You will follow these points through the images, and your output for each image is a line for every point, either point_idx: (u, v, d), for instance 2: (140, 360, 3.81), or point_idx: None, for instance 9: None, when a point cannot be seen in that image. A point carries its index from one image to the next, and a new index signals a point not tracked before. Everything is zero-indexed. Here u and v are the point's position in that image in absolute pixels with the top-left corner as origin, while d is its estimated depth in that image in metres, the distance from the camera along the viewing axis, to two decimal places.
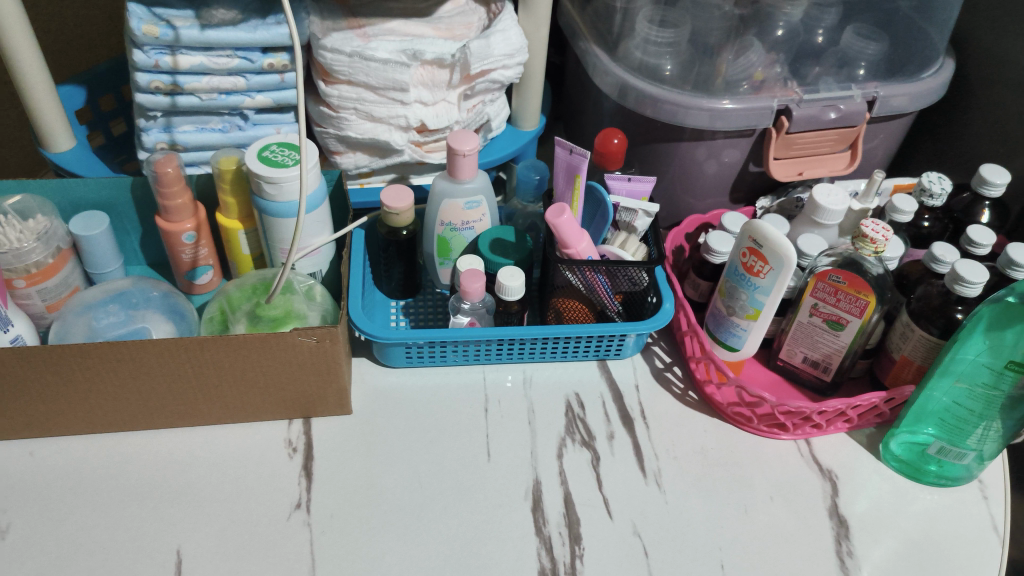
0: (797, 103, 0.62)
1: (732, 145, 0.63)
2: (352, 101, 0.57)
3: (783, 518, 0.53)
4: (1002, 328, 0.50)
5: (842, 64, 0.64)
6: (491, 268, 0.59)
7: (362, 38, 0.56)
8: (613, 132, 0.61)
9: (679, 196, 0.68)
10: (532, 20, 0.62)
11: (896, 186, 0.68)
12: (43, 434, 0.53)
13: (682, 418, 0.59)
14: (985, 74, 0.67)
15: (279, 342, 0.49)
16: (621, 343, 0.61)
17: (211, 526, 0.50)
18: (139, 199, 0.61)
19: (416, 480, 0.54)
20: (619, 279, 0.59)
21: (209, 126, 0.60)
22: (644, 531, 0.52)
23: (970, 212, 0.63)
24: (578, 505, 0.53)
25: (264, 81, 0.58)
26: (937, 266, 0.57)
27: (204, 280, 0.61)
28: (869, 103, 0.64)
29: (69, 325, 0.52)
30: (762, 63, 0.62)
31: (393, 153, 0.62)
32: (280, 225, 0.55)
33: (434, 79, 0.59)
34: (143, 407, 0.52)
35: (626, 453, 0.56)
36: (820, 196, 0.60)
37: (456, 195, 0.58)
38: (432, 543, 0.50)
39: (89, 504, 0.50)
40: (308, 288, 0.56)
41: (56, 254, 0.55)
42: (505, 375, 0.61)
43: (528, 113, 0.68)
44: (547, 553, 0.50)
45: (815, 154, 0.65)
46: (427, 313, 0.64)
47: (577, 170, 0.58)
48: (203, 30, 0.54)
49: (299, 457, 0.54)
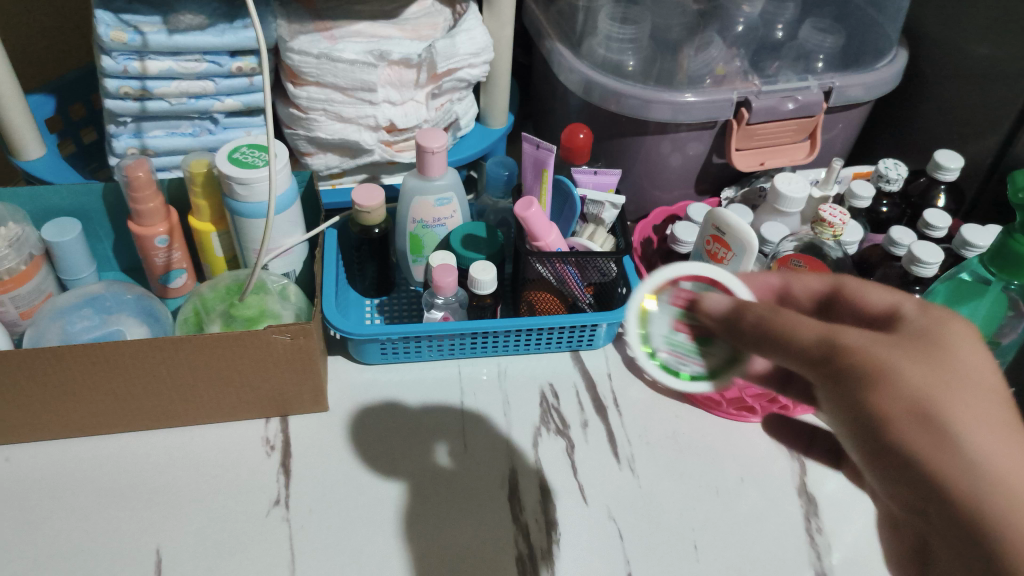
0: (756, 94, 0.63)
1: (696, 139, 0.65)
2: (320, 103, 0.58)
3: (754, 498, 0.55)
4: (957, 305, 0.53)
5: (800, 57, 0.66)
6: (462, 263, 0.60)
7: (329, 40, 0.57)
8: (579, 127, 0.62)
9: (646, 189, 0.69)
10: (496, 20, 0.63)
11: (856, 174, 0.70)
12: (18, 440, 0.53)
13: (654, 405, 0.60)
14: (936, 65, 0.69)
15: (253, 340, 0.49)
16: (593, 333, 0.62)
17: (190, 525, 0.50)
18: (111, 205, 0.61)
19: (394, 474, 0.54)
20: (588, 270, 0.60)
21: (179, 131, 0.61)
22: (619, 515, 0.53)
23: (926, 197, 0.66)
24: (554, 493, 0.54)
25: (234, 84, 0.59)
26: (895, 249, 0.59)
27: (178, 283, 0.62)
28: (826, 94, 0.65)
29: (43, 330, 0.52)
30: (722, 58, 0.64)
31: (363, 153, 0.63)
32: (252, 225, 0.56)
33: (401, 79, 0.60)
34: (120, 409, 0.53)
35: (600, 439, 0.58)
36: (782, 184, 0.61)
37: (426, 192, 0.59)
38: (411, 534, 0.51)
39: (67, 508, 0.51)
40: (282, 287, 0.57)
41: (28, 261, 0.55)
42: (479, 369, 0.62)
43: (496, 112, 0.69)
44: (525, 540, 0.51)
45: (776, 144, 0.67)
46: (401, 310, 0.65)
47: (545, 164, 0.60)
48: (170, 35, 0.55)
49: (277, 454, 0.55)
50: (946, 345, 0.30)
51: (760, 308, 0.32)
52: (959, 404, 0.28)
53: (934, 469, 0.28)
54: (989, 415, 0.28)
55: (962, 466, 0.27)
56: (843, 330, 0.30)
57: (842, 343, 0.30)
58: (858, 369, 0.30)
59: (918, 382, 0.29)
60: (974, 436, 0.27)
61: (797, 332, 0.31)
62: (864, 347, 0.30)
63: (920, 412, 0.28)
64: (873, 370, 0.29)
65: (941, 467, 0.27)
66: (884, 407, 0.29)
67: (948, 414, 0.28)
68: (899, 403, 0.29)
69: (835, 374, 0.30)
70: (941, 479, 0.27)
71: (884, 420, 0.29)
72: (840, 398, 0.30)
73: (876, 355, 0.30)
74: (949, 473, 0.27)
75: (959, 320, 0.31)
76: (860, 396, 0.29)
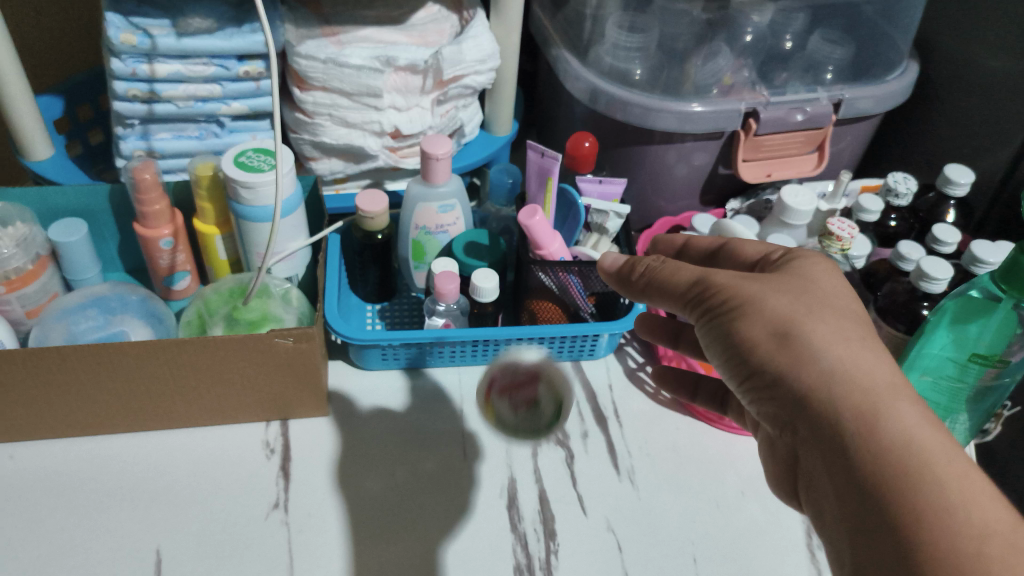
0: (765, 105, 0.63)
1: (702, 149, 0.65)
2: (326, 107, 0.58)
3: (755, 512, 0.54)
4: (965, 322, 0.52)
5: (809, 68, 0.66)
6: (465, 270, 0.60)
7: (336, 45, 0.58)
8: (584, 136, 0.62)
9: (650, 199, 0.69)
10: (503, 27, 0.63)
11: (864, 187, 0.69)
12: (22, 438, 0.54)
13: (655, 416, 0.60)
14: (947, 78, 0.68)
15: (257, 344, 0.49)
16: (594, 343, 0.62)
17: (190, 527, 0.50)
18: (117, 205, 0.62)
19: (393, 481, 0.54)
20: (591, 280, 0.59)
21: (186, 134, 0.61)
22: (618, 527, 0.53)
23: (934, 212, 0.65)
24: (553, 503, 0.54)
25: (240, 88, 0.59)
26: (903, 264, 0.58)
27: (182, 285, 0.62)
28: (835, 105, 0.65)
29: (48, 330, 0.52)
30: (730, 68, 0.64)
31: (367, 159, 0.62)
32: (256, 229, 0.56)
33: (407, 85, 0.60)
34: (122, 409, 0.53)
35: (600, 450, 0.57)
36: (788, 197, 0.61)
37: (430, 199, 0.59)
38: (412, 542, 0.51)
39: (69, 506, 0.51)
40: (285, 291, 0.57)
41: (35, 260, 0.56)
42: (480, 377, 0.62)
43: (501, 119, 0.69)
44: (522, 550, 0.51)
45: (783, 155, 0.67)
46: (403, 316, 0.65)
47: (549, 172, 0.60)
48: (179, 38, 0.55)
49: (277, 457, 0.55)
50: (801, 277, 0.36)
51: (652, 264, 0.40)
52: (807, 319, 0.33)
53: (796, 374, 0.32)
54: (837, 326, 0.33)
55: (816, 369, 0.32)
56: (716, 272, 0.37)
57: (713, 283, 0.36)
58: (729, 303, 0.35)
59: (775, 308, 0.34)
60: (824, 345, 0.32)
61: (679, 277, 0.38)
62: (731, 283, 0.36)
63: (779, 332, 0.33)
64: (739, 303, 0.35)
65: (799, 372, 0.32)
66: (752, 331, 0.34)
67: (801, 327, 0.33)
68: (764, 326, 0.34)
69: (708, 311, 0.36)
70: (799, 385, 0.32)
71: (751, 346, 0.34)
72: (716, 333, 0.36)
73: (743, 288, 0.35)
74: (804, 376, 0.32)
75: (818, 260, 0.37)
76: (731, 325, 0.35)
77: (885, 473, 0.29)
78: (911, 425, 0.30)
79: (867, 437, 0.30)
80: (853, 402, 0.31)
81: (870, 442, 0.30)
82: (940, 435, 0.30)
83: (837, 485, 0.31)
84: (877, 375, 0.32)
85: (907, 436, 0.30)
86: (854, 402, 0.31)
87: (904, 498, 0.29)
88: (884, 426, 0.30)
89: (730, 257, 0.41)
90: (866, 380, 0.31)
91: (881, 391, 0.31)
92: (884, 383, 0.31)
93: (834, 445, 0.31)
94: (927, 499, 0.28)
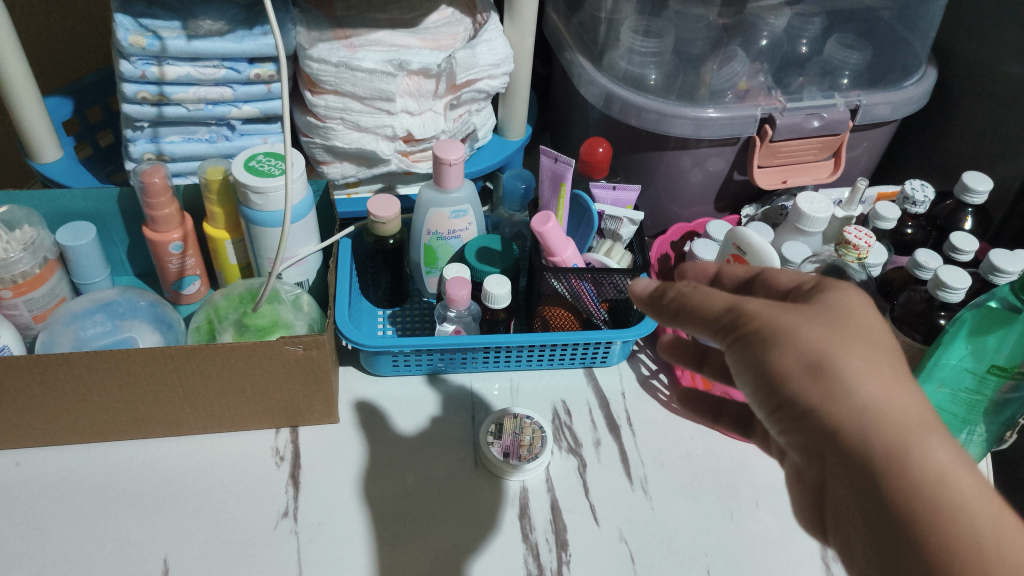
0: (781, 111, 0.62)
1: (717, 154, 0.64)
2: (338, 111, 0.58)
3: (769, 523, 0.54)
4: (985, 333, 0.51)
5: (826, 73, 0.65)
6: (477, 277, 0.60)
7: (348, 48, 0.57)
8: (598, 141, 0.62)
9: (664, 205, 0.69)
10: (517, 30, 0.62)
11: (880, 195, 0.69)
12: (28, 444, 0.53)
13: (669, 425, 0.59)
14: (964, 83, 0.68)
15: (266, 351, 0.49)
16: (607, 351, 0.61)
17: (198, 535, 0.50)
18: (127, 209, 0.61)
19: (404, 489, 0.53)
20: (605, 286, 0.59)
21: (196, 137, 0.61)
22: (631, 538, 0.52)
23: (953, 219, 0.64)
24: (565, 512, 0.53)
25: (252, 91, 0.58)
26: (920, 272, 0.57)
27: (191, 290, 0.62)
28: (852, 112, 0.65)
29: (56, 335, 0.52)
30: (745, 73, 0.63)
31: (379, 163, 0.62)
32: (267, 234, 0.55)
33: (420, 89, 0.59)
34: (130, 416, 0.52)
35: (613, 459, 0.57)
36: (804, 204, 0.60)
37: (442, 204, 0.58)
38: (420, 552, 0.50)
39: (75, 514, 0.50)
40: (295, 297, 0.56)
41: (43, 264, 0.55)
42: (491, 384, 0.62)
43: (514, 123, 0.69)
44: (534, 560, 0.50)
45: (798, 162, 0.66)
46: (414, 322, 0.64)
47: (562, 178, 0.59)
48: (190, 41, 0.54)
49: (286, 465, 0.54)
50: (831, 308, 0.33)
51: (683, 287, 0.34)
52: (839, 348, 0.31)
53: (827, 408, 0.30)
54: (870, 358, 0.31)
55: (847, 402, 0.29)
56: (747, 299, 0.33)
57: (747, 309, 0.32)
58: (762, 333, 0.32)
59: (810, 339, 0.31)
60: (855, 376, 0.30)
61: (710, 301, 0.33)
62: (764, 313, 0.32)
63: (811, 362, 0.30)
64: (775, 335, 0.31)
65: (831, 406, 0.30)
66: (783, 362, 0.31)
67: (834, 359, 0.30)
68: (797, 358, 0.31)
69: (740, 341, 0.32)
70: (831, 421, 0.30)
71: (781, 376, 0.31)
72: (744, 362, 0.32)
73: (778, 319, 0.32)
74: (834, 411, 0.30)
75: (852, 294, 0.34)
76: (763, 356, 0.31)
77: (920, 518, 0.28)
78: (944, 461, 0.28)
79: (899, 478, 0.28)
80: (885, 438, 0.29)
81: (901, 480, 0.28)
82: (973, 475, 0.28)
83: (868, 528, 0.29)
84: (907, 407, 0.30)
85: (939, 475, 0.28)
86: (886, 438, 0.29)
87: (937, 538, 0.27)
88: (916, 464, 0.28)
89: (763, 285, 0.37)
90: (899, 416, 0.29)
91: (912, 426, 0.29)
92: (916, 416, 0.29)
93: (866, 486, 0.29)
94: (966, 546, 0.27)
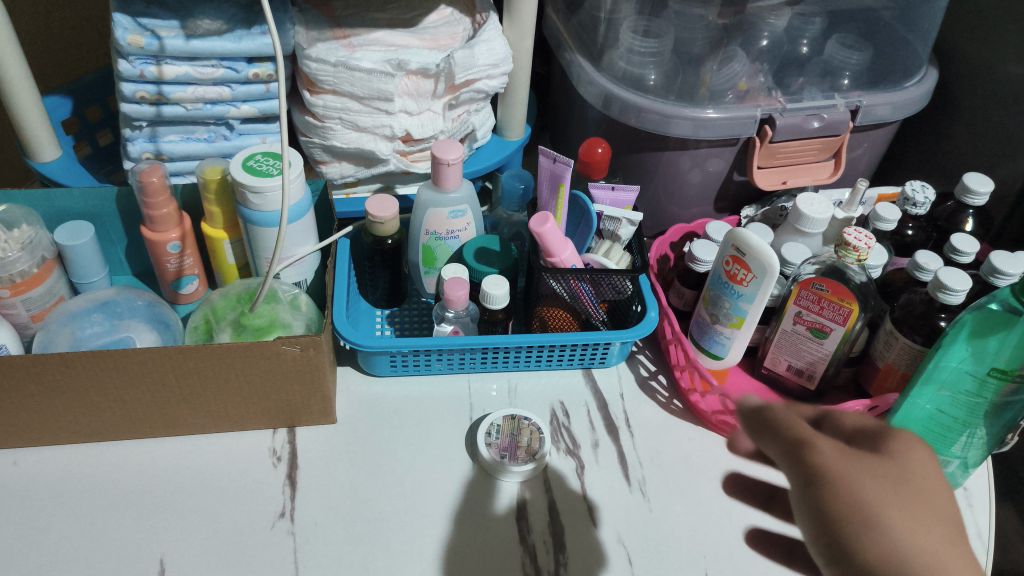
0: (781, 112, 0.62)
1: (716, 155, 0.64)
2: (337, 111, 0.57)
3: (767, 526, 0.53)
4: (985, 335, 0.50)
5: (826, 74, 0.65)
6: (475, 277, 0.59)
7: (347, 48, 0.57)
8: (597, 141, 0.62)
9: (663, 206, 0.68)
10: (516, 30, 0.62)
11: (880, 196, 0.69)
12: (26, 443, 0.53)
13: (667, 427, 0.59)
14: (966, 84, 0.67)
15: (262, 351, 0.48)
16: (605, 352, 0.61)
17: (194, 535, 0.50)
18: (125, 208, 0.61)
19: (402, 490, 0.53)
20: (604, 287, 0.59)
21: (194, 136, 0.61)
22: (629, 540, 0.52)
23: (953, 220, 0.64)
24: (563, 514, 0.53)
25: (250, 91, 0.58)
26: (920, 274, 0.56)
27: (189, 289, 0.62)
28: (852, 112, 0.64)
29: (53, 335, 0.52)
30: (745, 73, 0.63)
31: (378, 163, 0.62)
32: (264, 234, 0.55)
33: (419, 89, 0.59)
34: (128, 416, 0.52)
35: (611, 461, 0.56)
36: (803, 205, 0.60)
37: (441, 204, 0.58)
38: (416, 553, 0.50)
39: (72, 514, 0.50)
40: (293, 297, 0.56)
41: (41, 264, 0.55)
42: (490, 385, 0.61)
43: (513, 123, 0.69)
44: (531, 562, 0.50)
45: (798, 163, 0.66)
46: (412, 322, 0.64)
47: (561, 178, 0.59)
48: (188, 40, 0.54)
49: (284, 465, 0.54)
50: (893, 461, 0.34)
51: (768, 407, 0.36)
52: (890, 507, 0.31)
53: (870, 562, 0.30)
54: (914, 513, 0.32)
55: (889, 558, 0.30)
56: (814, 440, 0.34)
57: (813, 451, 0.34)
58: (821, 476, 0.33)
59: (869, 494, 0.32)
60: (897, 529, 0.31)
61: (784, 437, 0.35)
62: (830, 457, 0.33)
63: (862, 514, 0.31)
64: (833, 480, 0.32)
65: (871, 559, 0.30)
66: (835, 509, 0.32)
67: (880, 513, 0.31)
68: (847, 506, 0.32)
69: (802, 479, 0.33)
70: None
71: (834, 522, 0.32)
72: (804, 502, 0.33)
73: (840, 467, 0.33)
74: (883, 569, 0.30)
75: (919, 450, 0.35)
76: (819, 498, 0.32)
77: None
78: None
79: None
80: None
81: None
82: None
83: None
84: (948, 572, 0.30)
85: None
86: None
87: None
88: None
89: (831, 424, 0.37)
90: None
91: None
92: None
93: None
94: None
